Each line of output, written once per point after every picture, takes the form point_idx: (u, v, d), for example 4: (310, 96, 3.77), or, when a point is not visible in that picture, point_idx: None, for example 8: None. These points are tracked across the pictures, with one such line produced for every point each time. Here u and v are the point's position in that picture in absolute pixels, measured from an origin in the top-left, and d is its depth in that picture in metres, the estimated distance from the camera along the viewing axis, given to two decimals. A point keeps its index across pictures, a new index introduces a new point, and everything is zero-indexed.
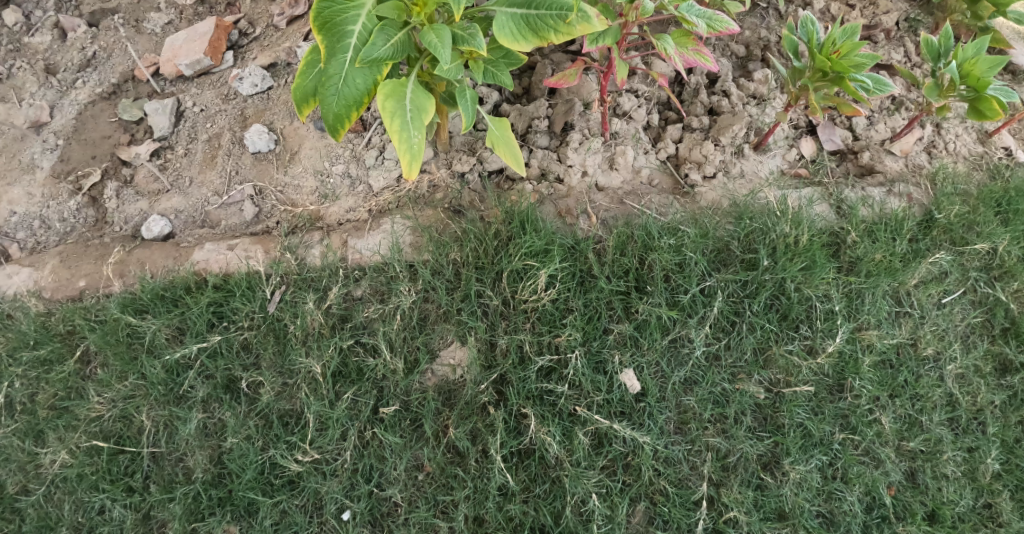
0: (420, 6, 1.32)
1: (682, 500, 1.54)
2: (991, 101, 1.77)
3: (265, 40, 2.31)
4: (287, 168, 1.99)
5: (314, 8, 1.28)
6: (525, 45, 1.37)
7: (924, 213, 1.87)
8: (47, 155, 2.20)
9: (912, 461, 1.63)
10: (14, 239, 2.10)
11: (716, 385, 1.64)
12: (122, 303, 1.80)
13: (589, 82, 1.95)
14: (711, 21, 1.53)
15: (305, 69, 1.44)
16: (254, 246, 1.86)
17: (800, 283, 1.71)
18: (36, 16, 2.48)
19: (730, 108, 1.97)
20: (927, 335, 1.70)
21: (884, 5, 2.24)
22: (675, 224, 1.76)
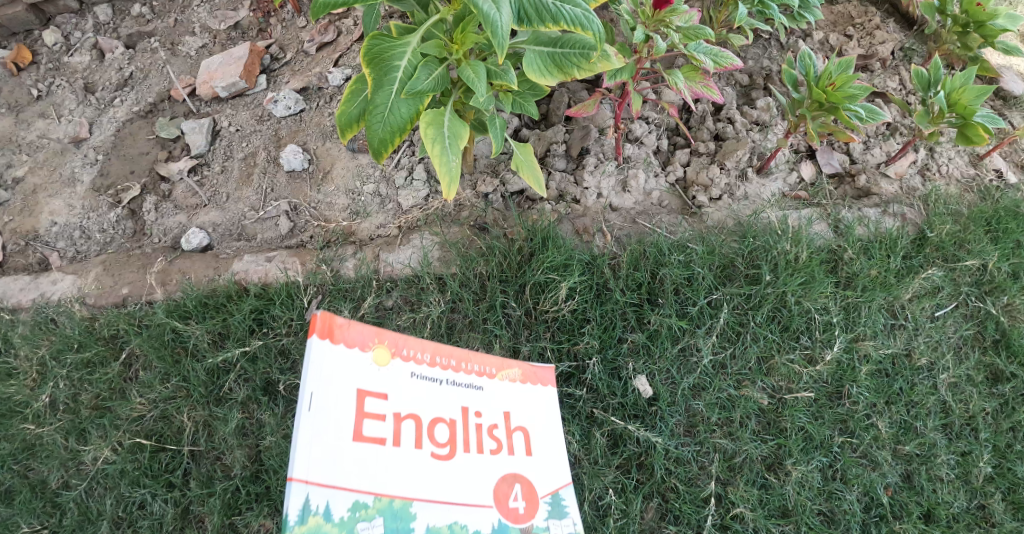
0: (459, 45, 1.52)
1: (692, 497, 1.65)
2: (977, 127, 1.91)
3: (296, 65, 2.43)
4: (320, 186, 2.15)
5: (365, 46, 1.46)
6: (551, 79, 1.55)
7: (918, 232, 2.02)
8: (88, 169, 2.32)
9: (909, 464, 1.74)
10: (54, 248, 2.20)
11: (723, 391, 1.75)
12: (167, 309, 1.92)
13: (603, 110, 2.13)
14: (717, 57, 1.73)
15: (350, 97, 1.59)
16: (291, 258, 2.00)
17: (800, 296, 1.84)
18: (75, 37, 2.61)
19: (734, 134, 2.12)
20: (920, 346, 1.84)
21: (880, 36, 2.37)
22: (684, 242, 1.91)
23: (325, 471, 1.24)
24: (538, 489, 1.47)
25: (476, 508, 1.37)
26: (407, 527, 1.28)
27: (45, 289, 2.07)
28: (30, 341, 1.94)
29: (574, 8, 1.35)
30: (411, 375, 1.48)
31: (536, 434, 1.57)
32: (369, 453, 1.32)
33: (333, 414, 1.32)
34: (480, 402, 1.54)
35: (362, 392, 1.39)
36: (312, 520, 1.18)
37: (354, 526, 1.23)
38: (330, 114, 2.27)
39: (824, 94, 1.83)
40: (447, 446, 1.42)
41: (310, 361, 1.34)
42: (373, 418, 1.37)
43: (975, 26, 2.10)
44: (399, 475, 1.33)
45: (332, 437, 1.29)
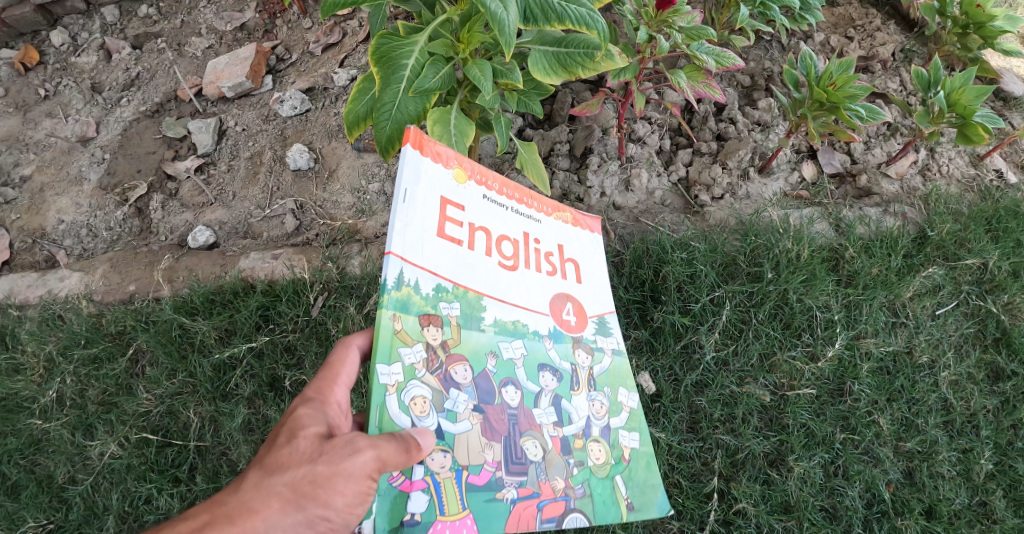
0: (465, 44, 1.54)
1: (695, 493, 1.67)
2: (977, 127, 1.93)
3: (301, 66, 2.45)
4: (326, 185, 2.17)
5: (374, 45, 1.49)
6: (556, 79, 1.58)
7: (918, 231, 2.04)
8: (94, 168, 2.34)
9: (910, 461, 1.75)
10: (61, 246, 2.22)
11: (725, 387, 1.77)
12: (174, 305, 1.94)
13: (607, 110, 2.14)
14: (719, 58, 1.75)
15: (358, 96, 1.61)
16: (297, 256, 2.02)
17: (802, 294, 1.86)
18: (82, 38, 2.64)
19: (736, 134, 2.14)
20: (921, 344, 1.85)
21: (881, 38, 2.40)
22: (686, 240, 1.93)
23: (413, 252, 1.19)
24: (590, 311, 1.47)
25: (537, 315, 1.36)
26: (479, 323, 1.25)
27: (52, 286, 2.09)
28: (37, 337, 1.96)
29: (579, 8, 1.37)
30: (482, 196, 1.36)
31: (585, 266, 1.53)
32: (449, 253, 1.25)
33: (422, 213, 1.23)
34: (540, 230, 1.46)
35: (445, 201, 1.28)
36: (404, 290, 1.15)
37: (438, 306, 1.20)
38: (335, 114, 2.29)
39: (825, 94, 1.85)
40: (514, 260, 1.37)
41: (405, 163, 1.21)
42: (453, 222, 1.28)
43: (975, 27, 2.12)
44: (472, 275, 1.28)
45: (418, 223, 1.21)
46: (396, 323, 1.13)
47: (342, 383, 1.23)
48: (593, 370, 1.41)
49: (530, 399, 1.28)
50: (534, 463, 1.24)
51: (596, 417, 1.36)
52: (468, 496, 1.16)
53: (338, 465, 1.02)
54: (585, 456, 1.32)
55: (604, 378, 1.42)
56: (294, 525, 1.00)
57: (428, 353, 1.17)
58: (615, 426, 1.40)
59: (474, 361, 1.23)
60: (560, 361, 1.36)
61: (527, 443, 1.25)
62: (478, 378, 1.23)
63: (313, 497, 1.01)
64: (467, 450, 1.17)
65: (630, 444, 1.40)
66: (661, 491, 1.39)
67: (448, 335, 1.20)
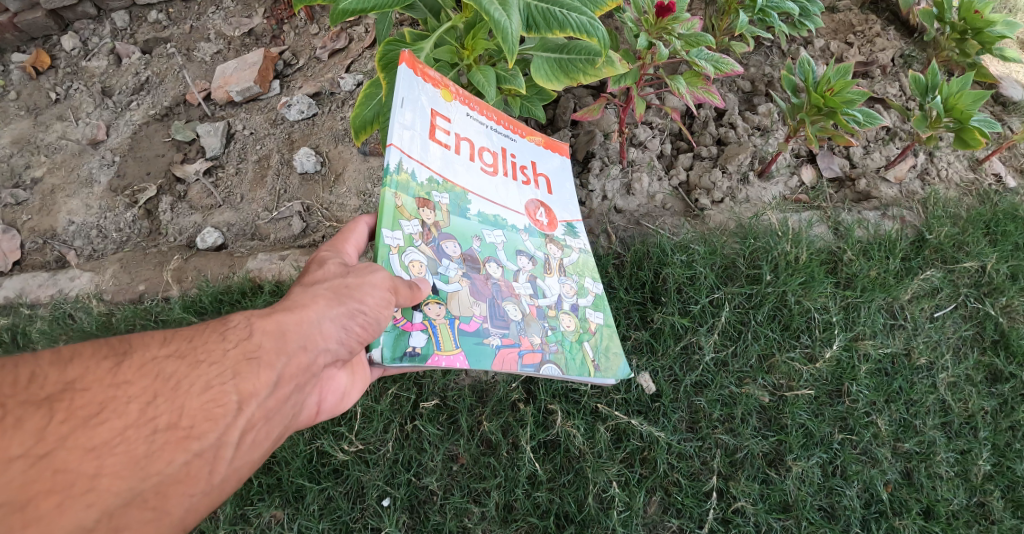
0: (470, 51, 1.59)
1: (694, 491, 1.69)
2: (974, 131, 1.95)
3: (309, 71, 2.49)
4: (332, 188, 2.21)
5: (381, 51, 1.52)
6: (558, 84, 1.61)
7: (917, 234, 2.06)
8: (104, 170, 2.38)
9: (908, 462, 1.77)
10: (72, 247, 2.27)
11: (725, 388, 1.80)
12: (183, 305, 1.98)
13: (609, 115, 2.19)
14: (718, 63, 1.78)
15: (364, 101, 1.64)
16: (304, 257, 2.06)
17: (800, 296, 1.89)
18: (93, 43, 2.69)
19: (736, 139, 2.18)
20: (919, 346, 1.88)
21: (880, 44, 2.43)
22: (686, 242, 1.96)
23: (410, 146, 1.35)
24: (559, 216, 1.65)
25: (513, 212, 1.53)
26: (464, 212, 1.42)
27: (63, 286, 2.13)
28: (48, 335, 1.99)
29: (581, 16, 1.40)
30: (465, 113, 1.51)
31: (556, 179, 1.69)
32: (441, 154, 1.42)
33: (417, 119, 1.38)
34: (516, 147, 1.62)
35: (434, 112, 1.43)
36: (401, 176, 1.31)
37: (431, 193, 1.37)
38: (342, 119, 2.32)
39: (823, 98, 1.88)
40: (493, 167, 1.54)
41: (400, 75, 1.35)
42: (441, 130, 1.44)
43: (974, 32, 2.15)
44: (459, 174, 1.45)
45: (413, 125, 1.37)
46: (398, 199, 1.30)
47: (352, 243, 1.39)
48: (563, 260, 1.58)
49: (510, 275, 1.45)
50: (514, 321, 1.39)
51: (568, 295, 1.53)
52: (460, 338, 1.29)
53: (367, 275, 1.19)
54: (559, 321, 1.47)
55: (574, 267, 1.59)
56: (340, 314, 1.14)
57: (422, 228, 1.34)
58: (583, 305, 1.55)
59: (462, 239, 1.40)
60: (535, 250, 1.53)
61: (507, 305, 1.40)
62: (466, 254, 1.40)
63: (349, 293, 1.16)
64: (458, 303, 1.33)
65: (596, 319, 1.54)
66: (624, 359, 1.51)
67: (438, 217, 1.37)
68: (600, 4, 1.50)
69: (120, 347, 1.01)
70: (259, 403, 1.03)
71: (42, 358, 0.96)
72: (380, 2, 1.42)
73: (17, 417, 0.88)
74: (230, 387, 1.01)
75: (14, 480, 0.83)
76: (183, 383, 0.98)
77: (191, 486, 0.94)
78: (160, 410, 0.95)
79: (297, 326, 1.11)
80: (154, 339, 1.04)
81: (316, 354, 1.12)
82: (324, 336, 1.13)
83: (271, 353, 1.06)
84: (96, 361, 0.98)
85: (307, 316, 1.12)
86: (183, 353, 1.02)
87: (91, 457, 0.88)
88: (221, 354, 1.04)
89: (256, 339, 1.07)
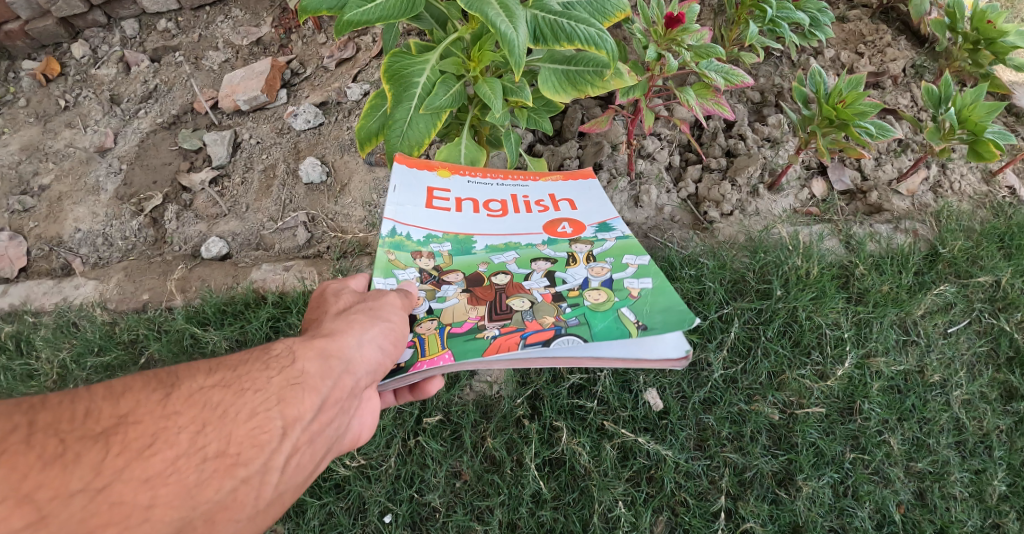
0: (476, 63, 1.57)
1: (702, 512, 1.67)
2: (988, 143, 1.91)
3: (316, 80, 2.48)
4: (338, 199, 2.20)
5: (386, 64, 1.53)
6: (565, 97, 1.59)
7: (929, 248, 2.02)
8: (111, 178, 2.38)
9: (921, 482, 1.73)
10: (77, 254, 2.26)
11: (733, 405, 1.77)
12: (186, 315, 1.98)
13: (617, 126, 2.15)
14: (728, 75, 1.75)
15: (369, 112, 1.64)
16: (308, 268, 2.06)
17: (811, 312, 1.86)
18: (103, 50, 2.70)
19: (746, 150, 2.15)
20: (932, 363, 1.83)
21: (891, 54, 2.40)
22: (695, 256, 1.94)
23: (404, 214, 1.49)
24: (586, 221, 1.57)
25: (528, 234, 1.52)
26: (470, 250, 1.46)
27: (68, 294, 2.13)
28: (51, 343, 1.99)
29: (589, 29, 1.38)
30: (466, 180, 1.62)
31: (582, 200, 1.65)
32: (438, 215, 1.52)
33: (409, 195, 1.53)
34: (528, 190, 1.65)
35: (429, 188, 1.57)
36: (397, 238, 1.44)
37: (429, 245, 1.45)
38: (348, 129, 2.32)
39: (834, 111, 1.85)
40: (500, 210, 1.58)
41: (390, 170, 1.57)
42: (439, 199, 1.56)
43: (986, 43, 2.11)
44: (459, 225, 1.51)
45: (406, 200, 1.52)
46: (390, 254, 1.39)
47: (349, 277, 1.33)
48: (592, 250, 1.47)
49: (520, 278, 1.40)
50: (520, 312, 1.31)
51: (596, 276, 1.39)
52: (448, 341, 1.24)
53: (383, 297, 1.22)
54: (582, 299, 1.33)
55: (605, 253, 1.46)
56: (375, 335, 1.14)
57: (420, 272, 1.38)
58: (619, 277, 1.39)
59: (467, 269, 1.41)
60: (554, 252, 1.47)
61: (515, 301, 1.34)
62: (470, 278, 1.39)
63: (377, 313, 1.17)
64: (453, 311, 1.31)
65: (638, 286, 1.36)
66: (681, 309, 1.25)
67: (440, 261, 1.42)
68: (609, 14, 1.49)
69: (168, 379, 0.96)
70: (304, 427, 0.99)
71: (94, 392, 0.91)
72: (387, 13, 1.38)
73: (76, 452, 0.84)
74: (275, 412, 0.97)
75: (73, 517, 0.80)
76: (231, 410, 0.95)
77: (236, 513, 0.92)
78: (210, 439, 0.92)
79: (340, 351, 1.08)
80: (200, 369, 0.99)
81: (356, 377, 1.09)
82: (364, 359, 1.11)
83: (313, 378, 1.03)
84: (146, 393, 0.93)
85: (349, 339, 1.11)
86: (228, 382, 0.99)
87: (146, 488, 0.85)
88: (266, 382, 1.00)
89: (298, 366, 1.04)
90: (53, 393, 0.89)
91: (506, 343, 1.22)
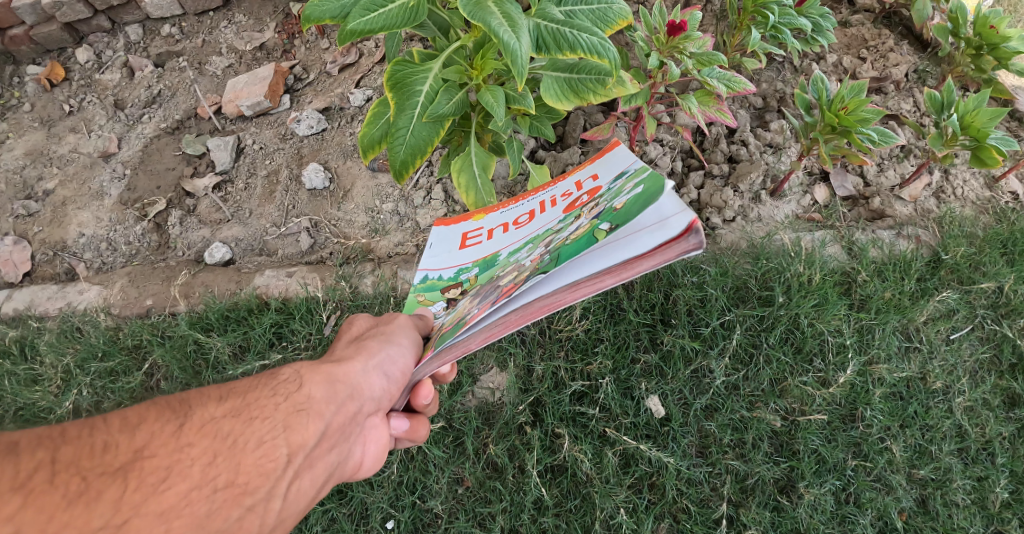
0: (479, 71, 1.58)
1: (703, 518, 1.68)
2: (991, 149, 1.91)
3: (318, 85, 2.49)
4: (341, 204, 2.21)
5: (390, 72, 1.53)
6: (568, 104, 1.60)
7: (932, 254, 2.02)
8: (115, 183, 2.39)
9: (923, 489, 1.74)
10: (81, 259, 2.28)
11: (735, 412, 1.77)
12: (190, 321, 1.99)
13: (619, 132, 2.16)
14: (729, 82, 1.73)
15: (373, 120, 1.65)
16: (311, 274, 2.07)
17: (813, 319, 1.86)
18: (106, 55, 2.70)
19: (748, 156, 2.15)
20: (935, 370, 1.83)
21: (892, 60, 2.38)
22: (697, 262, 1.94)
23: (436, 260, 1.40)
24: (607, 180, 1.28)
25: (546, 222, 1.28)
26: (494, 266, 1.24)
27: (71, 299, 2.14)
28: (56, 348, 2.00)
29: (591, 37, 1.38)
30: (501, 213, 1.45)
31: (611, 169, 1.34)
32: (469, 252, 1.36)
33: (441, 242, 1.45)
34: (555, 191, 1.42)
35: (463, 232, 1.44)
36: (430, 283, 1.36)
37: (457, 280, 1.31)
38: (351, 134, 2.32)
39: (836, 118, 1.85)
40: (524, 219, 1.36)
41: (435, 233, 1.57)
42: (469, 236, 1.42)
43: (989, 48, 2.11)
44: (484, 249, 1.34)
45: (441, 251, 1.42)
46: (420, 299, 1.35)
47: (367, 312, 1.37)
48: (601, 197, 1.20)
49: (520, 255, 1.18)
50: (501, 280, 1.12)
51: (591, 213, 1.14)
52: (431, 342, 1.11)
53: (395, 320, 1.26)
54: (562, 238, 1.11)
55: (613, 192, 1.18)
56: (382, 362, 1.18)
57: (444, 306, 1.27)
58: (614, 199, 1.13)
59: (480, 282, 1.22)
60: (563, 220, 1.22)
61: (504, 276, 1.14)
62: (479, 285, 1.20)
63: (388, 337, 1.21)
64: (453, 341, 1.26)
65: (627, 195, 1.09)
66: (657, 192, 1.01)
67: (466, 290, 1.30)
68: (611, 22, 1.49)
69: (181, 408, 0.99)
70: (308, 454, 1.02)
71: (109, 423, 0.93)
72: (390, 22, 1.40)
73: (97, 489, 0.85)
74: (281, 440, 1.00)
75: None
76: (241, 439, 0.98)
77: None
78: (221, 469, 0.94)
79: (345, 376, 1.12)
80: (209, 398, 1.03)
81: (360, 403, 1.12)
82: (369, 386, 1.15)
83: (319, 404, 1.07)
84: (160, 424, 0.95)
85: (355, 365, 1.15)
86: (238, 411, 1.02)
87: (162, 522, 0.86)
88: (273, 409, 1.03)
89: (304, 391, 1.07)
90: (71, 425, 0.90)
91: (477, 310, 1.05)
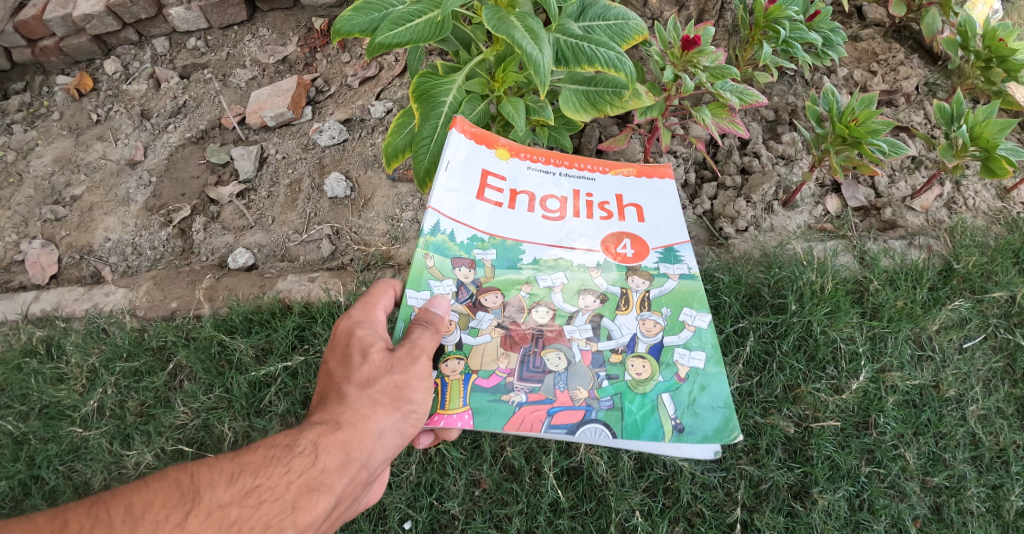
0: (500, 83, 1.67)
1: (717, 523, 1.70)
2: (1001, 160, 1.93)
3: (339, 97, 2.55)
4: (361, 212, 2.28)
5: (415, 83, 1.62)
6: (585, 116, 1.64)
7: (944, 263, 2.04)
8: (141, 190, 2.46)
9: (938, 496, 1.75)
10: (107, 263, 2.34)
11: (749, 418, 1.80)
12: (215, 323, 2.06)
13: (634, 144, 2.21)
14: (742, 94, 1.78)
15: (397, 129, 1.70)
16: (332, 280, 2.14)
17: (826, 326, 1.88)
18: (134, 67, 2.79)
19: (760, 168, 2.19)
20: (948, 378, 1.85)
21: (904, 71, 2.42)
22: (710, 271, 2.00)
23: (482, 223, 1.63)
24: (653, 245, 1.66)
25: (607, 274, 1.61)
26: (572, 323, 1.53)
27: (98, 300, 2.21)
28: (82, 349, 2.06)
29: (609, 51, 1.42)
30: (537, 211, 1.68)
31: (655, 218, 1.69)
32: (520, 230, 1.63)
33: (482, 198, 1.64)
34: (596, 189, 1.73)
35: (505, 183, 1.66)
36: (440, 237, 1.55)
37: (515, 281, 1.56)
38: (372, 145, 2.39)
39: (847, 129, 1.88)
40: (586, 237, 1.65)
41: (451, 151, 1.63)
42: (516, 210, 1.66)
43: (998, 60, 2.14)
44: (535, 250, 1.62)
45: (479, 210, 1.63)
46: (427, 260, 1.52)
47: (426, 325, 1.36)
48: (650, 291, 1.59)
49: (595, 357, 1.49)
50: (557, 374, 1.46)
51: (647, 336, 1.52)
52: (471, 396, 1.40)
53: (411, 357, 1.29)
54: (624, 371, 1.48)
55: (664, 299, 1.57)
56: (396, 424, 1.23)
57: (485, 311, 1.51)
58: (671, 342, 1.52)
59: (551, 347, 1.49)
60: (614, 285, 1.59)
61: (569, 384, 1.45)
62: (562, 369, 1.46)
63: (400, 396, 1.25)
64: (480, 359, 1.45)
65: (691, 363, 1.49)
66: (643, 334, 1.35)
67: (481, 274, 1.55)
68: (627, 37, 1.54)
69: (188, 492, 1.07)
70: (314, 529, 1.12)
71: (116, 513, 1.02)
72: (415, 35, 1.45)
73: None
74: (289, 523, 1.09)
75: None
76: (248, 525, 1.06)
77: None
78: None
79: (359, 449, 1.19)
80: (220, 479, 1.10)
81: (371, 470, 1.21)
82: (380, 451, 1.21)
83: (329, 480, 1.15)
84: (169, 511, 1.04)
85: (364, 439, 1.20)
86: (247, 492, 1.09)
87: None
88: (284, 489, 1.11)
89: (315, 468, 1.14)
90: (77, 518, 1.00)
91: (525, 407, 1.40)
